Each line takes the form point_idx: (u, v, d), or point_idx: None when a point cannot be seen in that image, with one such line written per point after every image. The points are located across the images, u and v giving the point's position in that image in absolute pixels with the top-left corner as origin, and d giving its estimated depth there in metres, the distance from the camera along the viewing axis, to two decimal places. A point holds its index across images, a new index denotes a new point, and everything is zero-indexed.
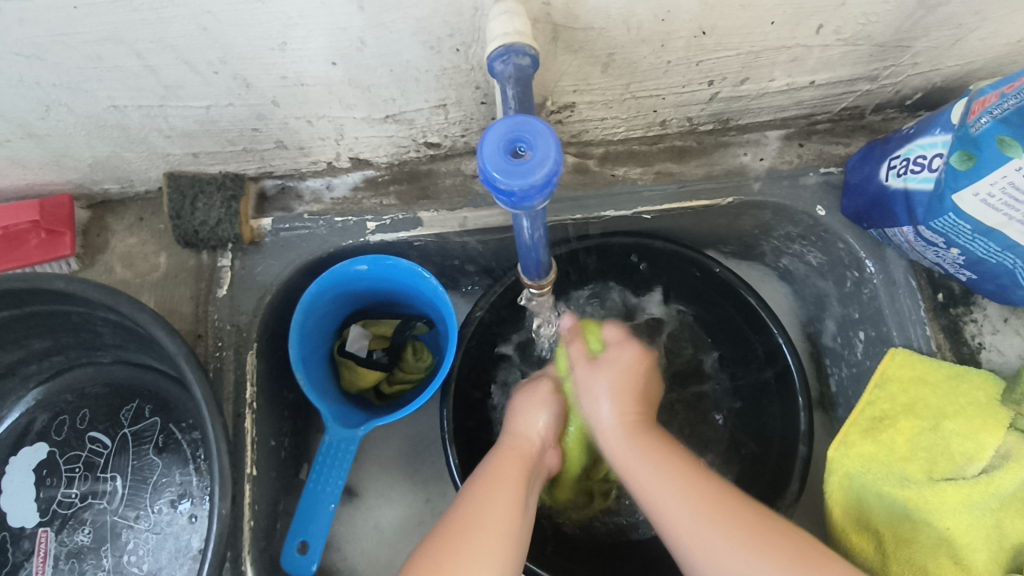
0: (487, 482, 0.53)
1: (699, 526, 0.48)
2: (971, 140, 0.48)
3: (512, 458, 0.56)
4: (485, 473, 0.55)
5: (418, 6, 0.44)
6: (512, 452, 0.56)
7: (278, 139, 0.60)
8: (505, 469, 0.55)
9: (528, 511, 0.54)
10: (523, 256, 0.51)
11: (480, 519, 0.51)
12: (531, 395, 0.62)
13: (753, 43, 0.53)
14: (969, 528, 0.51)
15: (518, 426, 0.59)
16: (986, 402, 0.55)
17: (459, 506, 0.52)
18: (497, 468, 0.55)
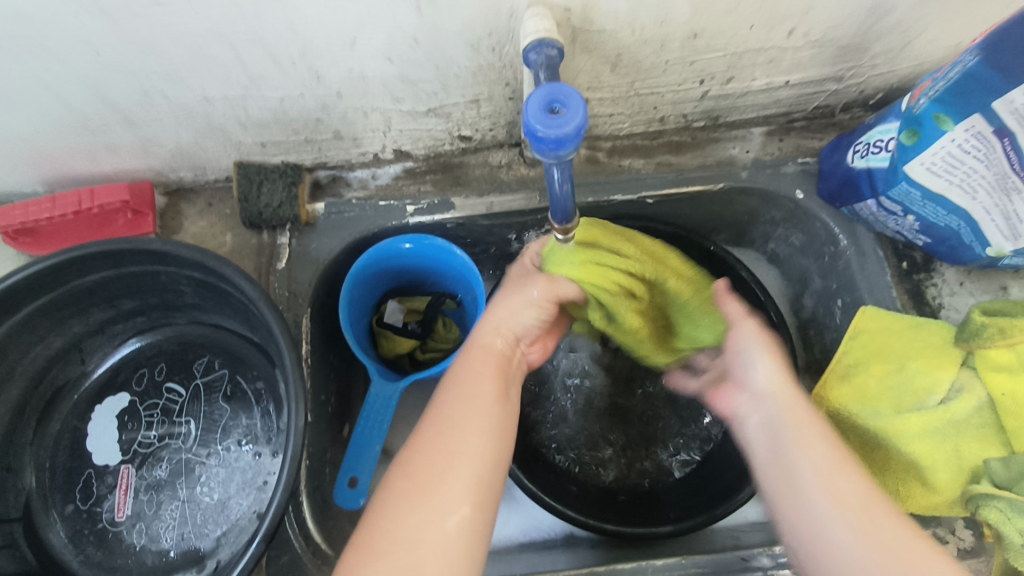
0: (445, 424, 0.53)
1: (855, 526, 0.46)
2: (915, 119, 0.58)
3: (473, 363, 0.58)
4: (441, 410, 0.54)
5: (466, 10, 0.55)
6: (476, 357, 0.58)
7: (336, 129, 0.71)
8: (457, 410, 0.54)
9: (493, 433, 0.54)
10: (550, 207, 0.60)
11: (444, 472, 0.50)
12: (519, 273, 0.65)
13: (736, 44, 0.64)
14: (932, 452, 0.60)
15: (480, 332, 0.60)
16: (941, 345, 0.64)
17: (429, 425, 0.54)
18: (459, 382, 0.56)
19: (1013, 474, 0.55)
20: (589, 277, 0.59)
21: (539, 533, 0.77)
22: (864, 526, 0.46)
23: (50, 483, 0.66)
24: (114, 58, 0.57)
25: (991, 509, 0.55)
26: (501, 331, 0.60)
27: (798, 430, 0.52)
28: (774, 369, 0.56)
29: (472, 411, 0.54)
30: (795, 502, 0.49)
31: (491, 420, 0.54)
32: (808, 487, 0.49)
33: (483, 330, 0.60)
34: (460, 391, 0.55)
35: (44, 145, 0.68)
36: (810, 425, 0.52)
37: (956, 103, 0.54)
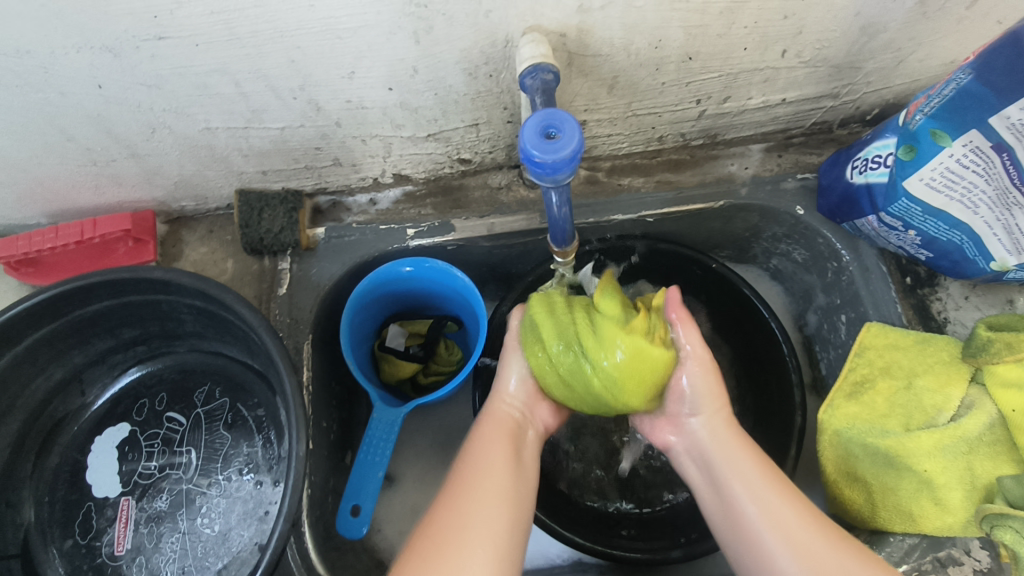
0: (462, 489, 0.54)
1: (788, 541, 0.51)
2: (911, 135, 0.58)
3: (488, 429, 0.61)
4: (458, 477, 0.56)
5: (463, 38, 0.55)
6: (490, 425, 0.61)
7: (335, 156, 0.71)
8: (474, 474, 0.55)
9: (513, 493, 0.55)
10: (548, 229, 0.60)
11: (467, 530, 0.51)
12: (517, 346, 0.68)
13: (732, 65, 0.64)
14: (944, 470, 0.59)
15: (492, 404, 0.64)
16: (950, 361, 0.64)
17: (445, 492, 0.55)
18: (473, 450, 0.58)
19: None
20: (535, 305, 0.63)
21: (546, 559, 0.76)
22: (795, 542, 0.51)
23: (49, 517, 0.65)
24: (116, 93, 0.58)
25: (1007, 529, 0.54)
26: (508, 402, 0.64)
27: (735, 454, 0.58)
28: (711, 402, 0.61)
29: (486, 476, 0.55)
30: (731, 522, 0.55)
31: (509, 483, 0.55)
32: (744, 512, 0.54)
33: (492, 404, 0.64)
34: (472, 457, 0.57)
35: (47, 178, 0.69)
36: (741, 454, 0.58)
37: (951, 120, 0.54)
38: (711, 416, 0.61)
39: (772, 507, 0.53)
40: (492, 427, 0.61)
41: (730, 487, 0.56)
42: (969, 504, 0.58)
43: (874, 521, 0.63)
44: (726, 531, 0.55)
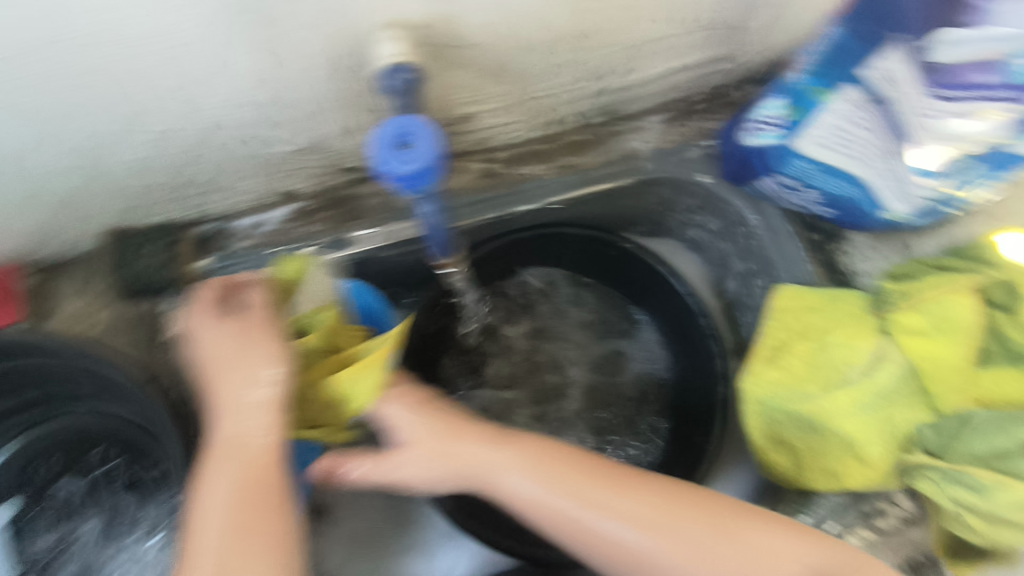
0: (222, 535, 0.46)
1: (646, 524, 0.50)
2: (798, 92, 0.57)
3: (230, 455, 0.49)
4: (208, 516, 0.47)
5: (316, 37, 0.50)
6: (231, 450, 0.49)
7: (208, 178, 0.65)
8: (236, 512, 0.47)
9: (283, 525, 0.48)
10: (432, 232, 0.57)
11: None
12: (241, 354, 0.52)
13: (616, 39, 0.61)
14: (864, 427, 0.59)
15: (227, 418, 0.51)
16: (860, 315, 0.64)
17: (192, 542, 0.47)
18: (212, 488, 0.48)
19: (948, 436, 0.56)
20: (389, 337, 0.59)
21: (488, 563, 0.75)
22: (645, 525, 0.50)
23: None
24: None
25: (924, 480, 0.57)
26: (252, 414, 0.50)
27: (538, 476, 0.53)
28: (469, 440, 0.55)
29: (237, 514, 0.47)
30: (597, 543, 0.50)
31: (267, 516, 0.48)
32: (595, 523, 0.50)
33: (228, 423, 0.50)
34: (216, 498, 0.48)
35: None
36: (547, 460, 0.54)
37: (832, 74, 0.53)
38: (484, 476, 0.54)
39: (613, 504, 0.51)
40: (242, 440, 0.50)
41: (564, 516, 0.51)
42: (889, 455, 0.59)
43: (802, 483, 0.65)
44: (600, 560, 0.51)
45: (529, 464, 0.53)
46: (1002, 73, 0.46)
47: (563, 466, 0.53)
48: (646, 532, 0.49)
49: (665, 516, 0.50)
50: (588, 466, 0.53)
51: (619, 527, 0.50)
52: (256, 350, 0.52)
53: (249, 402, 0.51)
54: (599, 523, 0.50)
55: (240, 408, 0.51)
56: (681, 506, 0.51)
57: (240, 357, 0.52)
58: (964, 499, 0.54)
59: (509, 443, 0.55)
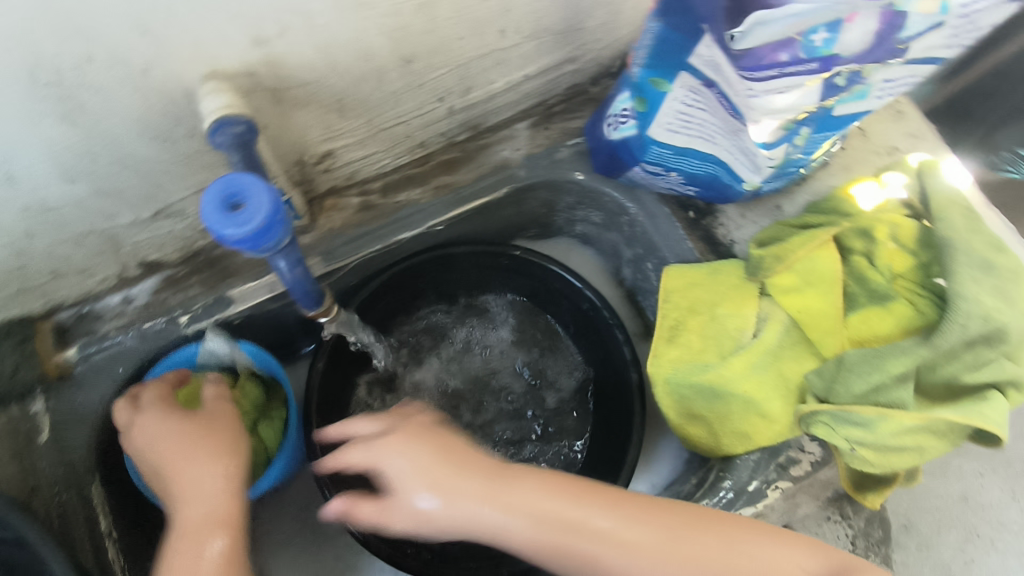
0: None
1: (638, 551, 0.47)
2: (637, 87, 0.59)
3: (189, 531, 0.52)
4: None
5: (131, 107, 0.47)
6: (191, 526, 0.52)
7: (51, 268, 0.60)
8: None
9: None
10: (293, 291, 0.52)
11: None
12: (209, 432, 0.59)
13: (456, 57, 0.61)
14: (760, 385, 0.62)
15: (187, 495, 0.54)
16: (739, 282, 0.67)
17: None
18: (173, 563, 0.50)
19: (830, 380, 0.59)
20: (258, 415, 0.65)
21: None
22: (631, 552, 0.47)
23: None
24: None
25: (820, 426, 0.59)
26: (212, 492, 0.54)
27: (518, 514, 0.49)
28: (461, 479, 0.51)
29: None
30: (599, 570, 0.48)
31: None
32: (596, 554, 0.48)
33: (190, 500, 0.53)
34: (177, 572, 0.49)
35: None
36: (540, 491, 0.50)
37: (660, 65, 0.55)
38: (472, 524, 0.50)
39: (591, 531, 0.48)
40: (201, 513, 0.53)
41: (569, 549, 0.48)
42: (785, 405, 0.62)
43: (721, 449, 0.67)
44: None
45: (503, 504, 0.50)
46: (801, 50, 0.43)
47: (528, 485, 0.50)
48: (643, 556, 0.47)
49: (665, 536, 0.48)
50: (584, 489, 0.50)
51: (730, 523, 0.49)
52: (222, 426, 0.60)
53: (202, 490, 0.54)
54: (607, 545, 0.48)
55: (202, 483, 0.54)
56: (669, 519, 0.49)
57: (193, 449, 0.57)
58: (856, 437, 0.56)
59: (494, 479, 0.51)
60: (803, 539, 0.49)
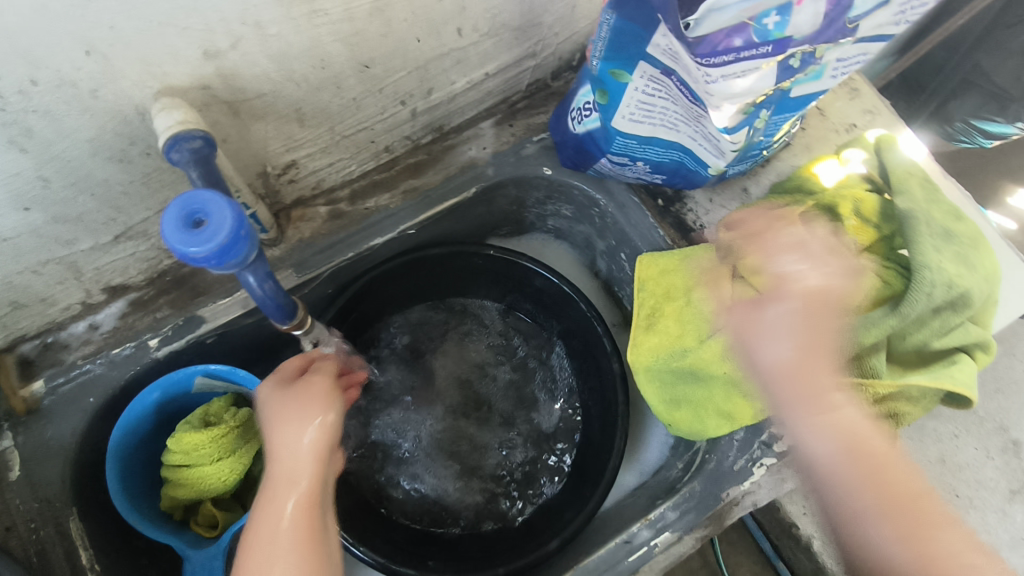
0: (257, 560, 0.49)
1: (862, 486, 0.53)
2: (597, 79, 0.59)
3: (281, 485, 0.52)
4: (253, 546, 0.50)
5: (82, 128, 0.46)
6: (280, 480, 0.53)
7: (9, 300, 0.58)
8: (275, 542, 0.50)
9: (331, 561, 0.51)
10: (262, 308, 0.51)
11: None
12: (305, 393, 0.57)
13: (415, 59, 0.61)
14: (739, 366, 0.63)
15: (277, 446, 0.54)
16: (712, 266, 0.67)
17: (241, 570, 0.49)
18: (264, 517, 0.51)
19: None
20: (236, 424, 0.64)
21: None
22: (881, 480, 0.53)
23: None
24: None
25: None
26: (296, 451, 0.54)
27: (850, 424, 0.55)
28: (800, 352, 0.56)
29: (280, 542, 0.50)
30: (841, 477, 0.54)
31: (303, 549, 0.50)
32: (846, 478, 0.53)
33: (278, 455, 0.53)
34: (264, 529, 0.50)
35: None
36: (822, 395, 0.55)
37: (619, 56, 0.56)
38: (806, 404, 0.56)
39: (868, 446, 0.54)
40: (290, 469, 0.53)
41: (868, 449, 0.54)
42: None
43: (706, 432, 0.67)
44: (868, 501, 0.53)
45: (807, 391, 0.56)
46: (755, 35, 0.44)
47: (790, 386, 0.56)
48: (864, 487, 0.53)
49: (892, 489, 0.53)
50: (868, 441, 0.54)
51: (899, 455, 0.55)
52: (320, 391, 0.57)
53: (296, 446, 0.54)
54: (871, 442, 0.54)
55: (289, 435, 0.54)
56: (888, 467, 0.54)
57: (303, 403, 0.56)
58: None
59: (839, 357, 0.56)
60: (975, 540, 0.52)
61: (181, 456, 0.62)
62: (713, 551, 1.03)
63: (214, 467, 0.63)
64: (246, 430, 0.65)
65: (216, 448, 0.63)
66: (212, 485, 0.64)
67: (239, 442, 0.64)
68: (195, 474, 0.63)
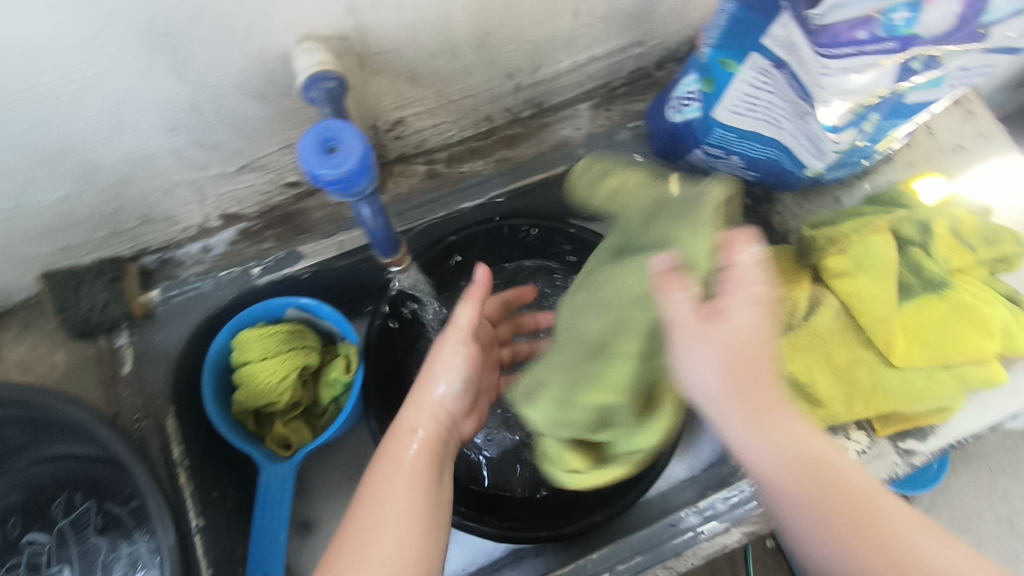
0: (380, 482, 0.52)
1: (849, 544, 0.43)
2: (706, 68, 0.60)
3: (408, 426, 0.57)
4: (377, 471, 0.54)
5: (232, 63, 0.51)
6: (410, 421, 0.57)
7: (142, 213, 0.65)
8: (393, 477, 0.53)
9: (443, 508, 0.53)
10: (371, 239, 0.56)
11: (381, 519, 0.50)
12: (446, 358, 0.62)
13: (529, 35, 0.64)
14: (807, 368, 0.62)
15: (419, 392, 0.60)
16: (791, 267, 0.67)
17: (363, 489, 0.53)
18: (391, 451, 0.55)
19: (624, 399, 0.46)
20: (281, 327, 0.69)
21: (486, 557, 0.77)
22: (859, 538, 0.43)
23: None
24: None
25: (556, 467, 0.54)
26: (431, 398, 0.59)
27: (809, 428, 0.45)
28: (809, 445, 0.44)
29: (401, 472, 0.53)
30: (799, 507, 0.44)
31: (422, 482, 0.53)
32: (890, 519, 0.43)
33: (415, 403, 0.59)
34: (389, 459, 0.54)
35: None
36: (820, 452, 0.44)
37: (732, 45, 0.56)
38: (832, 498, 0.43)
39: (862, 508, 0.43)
40: (420, 414, 0.58)
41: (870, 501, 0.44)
42: (553, 430, 0.50)
43: None
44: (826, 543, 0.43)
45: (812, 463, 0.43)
46: (880, 29, 0.44)
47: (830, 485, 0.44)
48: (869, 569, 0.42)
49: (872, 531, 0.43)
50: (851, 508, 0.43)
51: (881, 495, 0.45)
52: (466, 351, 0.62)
53: (432, 396, 0.59)
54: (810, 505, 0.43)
55: (427, 386, 0.59)
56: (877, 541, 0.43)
57: (437, 369, 0.60)
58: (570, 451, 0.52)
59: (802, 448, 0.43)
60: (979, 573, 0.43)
61: (238, 355, 0.68)
62: (747, 569, 1.02)
63: (261, 366, 0.68)
64: (292, 337, 0.70)
65: (262, 346, 0.68)
66: (268, 389, 0.69)
67: (283, 345, 0.69)
68: (251, 376, 0.68)
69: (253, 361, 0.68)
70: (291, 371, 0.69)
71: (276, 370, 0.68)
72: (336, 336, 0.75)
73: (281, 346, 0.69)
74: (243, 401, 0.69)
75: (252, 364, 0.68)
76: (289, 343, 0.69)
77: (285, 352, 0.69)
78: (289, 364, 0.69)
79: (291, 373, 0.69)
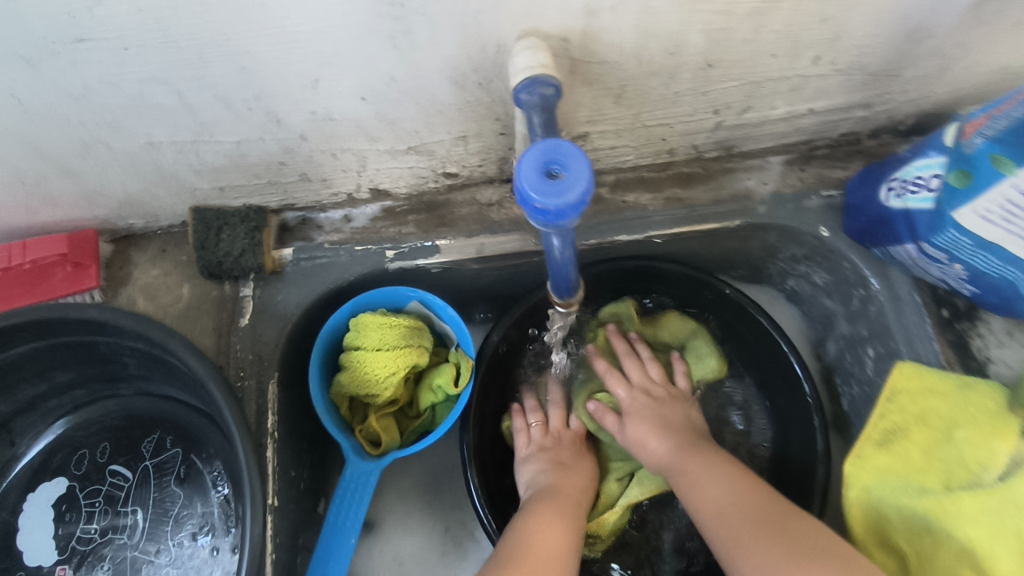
0: (550, 534, 0.56)
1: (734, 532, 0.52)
2: (967, 160, 0.51)
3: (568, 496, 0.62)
4: (542, 521, 0.57)
5: (448, 44, 0.47)
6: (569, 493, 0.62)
7: (302, 171, 0.62)
8: (563, 538, 0.56)
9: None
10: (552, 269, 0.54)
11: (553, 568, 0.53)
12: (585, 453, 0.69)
13: (755, 74, 0.56)
14: (990, 537, 0.50)
15: (571, 473, 0.65)
16: (995, 411, 0.56)
17: (527, 530, 0.56)
18: (557, 511, 0.59)
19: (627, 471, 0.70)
20: (404, 321, 0.65)
21: None
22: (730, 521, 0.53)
23: None
24: (35, 104, 0.48)
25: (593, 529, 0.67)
26: (580, 486, 0.64)
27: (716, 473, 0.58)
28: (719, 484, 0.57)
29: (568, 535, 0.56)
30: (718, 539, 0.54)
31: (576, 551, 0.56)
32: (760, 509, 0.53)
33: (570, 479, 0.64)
34: (554, 514, 0.58)
35: None
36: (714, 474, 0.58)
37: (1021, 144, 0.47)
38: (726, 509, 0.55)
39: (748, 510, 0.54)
40: (573, 490, 0.63)
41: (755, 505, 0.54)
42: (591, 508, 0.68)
43: None
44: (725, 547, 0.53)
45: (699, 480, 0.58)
46: None
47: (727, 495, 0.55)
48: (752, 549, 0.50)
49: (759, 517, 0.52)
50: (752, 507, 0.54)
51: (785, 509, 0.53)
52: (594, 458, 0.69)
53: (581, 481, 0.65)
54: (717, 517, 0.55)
55: (580, 475, 0.65)
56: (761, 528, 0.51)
57: (583, 468, 0.66)
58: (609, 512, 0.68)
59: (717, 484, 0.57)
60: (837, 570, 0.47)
61: (354, 336, 0.65)
62: None
63: (374, 354, 0.64)
64: (411, 334, 0.66)
65: (379, 336, 0.64)
66: (372, 379, 0.65)
67: (400, 339, 0.65)
68: (360, 361, 0.65)
69: (367, 348, 0.65)
70: (399, 368, 0.65)
71: (385, 362, 0.65)
72: (450, 343, 0.70)
73: (399, 340, 0.65)
74: (346, 384, 0.65)
75: (365, 349, 0.65)
76: (406, 339, 0.65)
77: (399, 347, 0.65)
78: (399, 361, 0.65)
79: (398, 369, 0.65)
